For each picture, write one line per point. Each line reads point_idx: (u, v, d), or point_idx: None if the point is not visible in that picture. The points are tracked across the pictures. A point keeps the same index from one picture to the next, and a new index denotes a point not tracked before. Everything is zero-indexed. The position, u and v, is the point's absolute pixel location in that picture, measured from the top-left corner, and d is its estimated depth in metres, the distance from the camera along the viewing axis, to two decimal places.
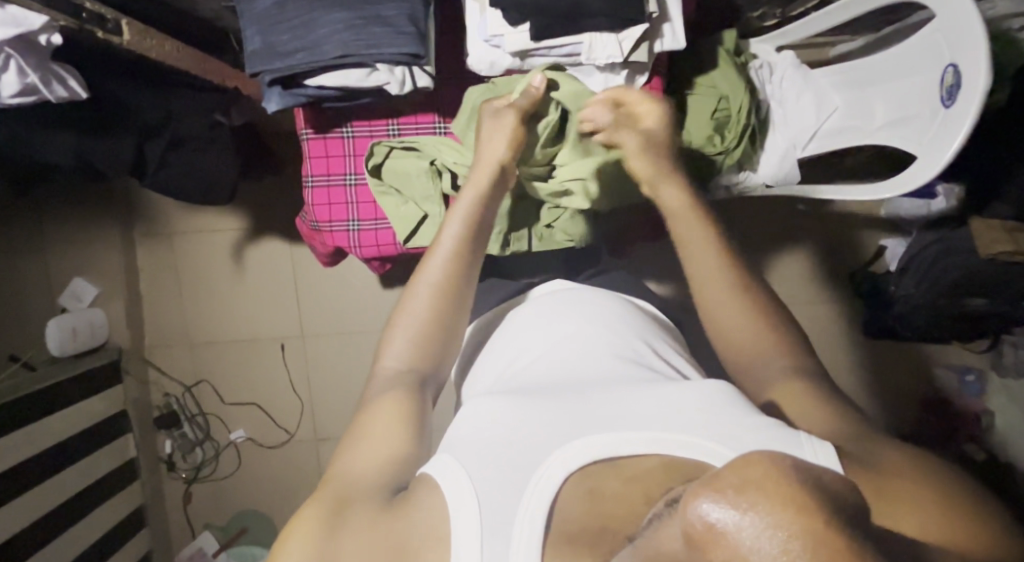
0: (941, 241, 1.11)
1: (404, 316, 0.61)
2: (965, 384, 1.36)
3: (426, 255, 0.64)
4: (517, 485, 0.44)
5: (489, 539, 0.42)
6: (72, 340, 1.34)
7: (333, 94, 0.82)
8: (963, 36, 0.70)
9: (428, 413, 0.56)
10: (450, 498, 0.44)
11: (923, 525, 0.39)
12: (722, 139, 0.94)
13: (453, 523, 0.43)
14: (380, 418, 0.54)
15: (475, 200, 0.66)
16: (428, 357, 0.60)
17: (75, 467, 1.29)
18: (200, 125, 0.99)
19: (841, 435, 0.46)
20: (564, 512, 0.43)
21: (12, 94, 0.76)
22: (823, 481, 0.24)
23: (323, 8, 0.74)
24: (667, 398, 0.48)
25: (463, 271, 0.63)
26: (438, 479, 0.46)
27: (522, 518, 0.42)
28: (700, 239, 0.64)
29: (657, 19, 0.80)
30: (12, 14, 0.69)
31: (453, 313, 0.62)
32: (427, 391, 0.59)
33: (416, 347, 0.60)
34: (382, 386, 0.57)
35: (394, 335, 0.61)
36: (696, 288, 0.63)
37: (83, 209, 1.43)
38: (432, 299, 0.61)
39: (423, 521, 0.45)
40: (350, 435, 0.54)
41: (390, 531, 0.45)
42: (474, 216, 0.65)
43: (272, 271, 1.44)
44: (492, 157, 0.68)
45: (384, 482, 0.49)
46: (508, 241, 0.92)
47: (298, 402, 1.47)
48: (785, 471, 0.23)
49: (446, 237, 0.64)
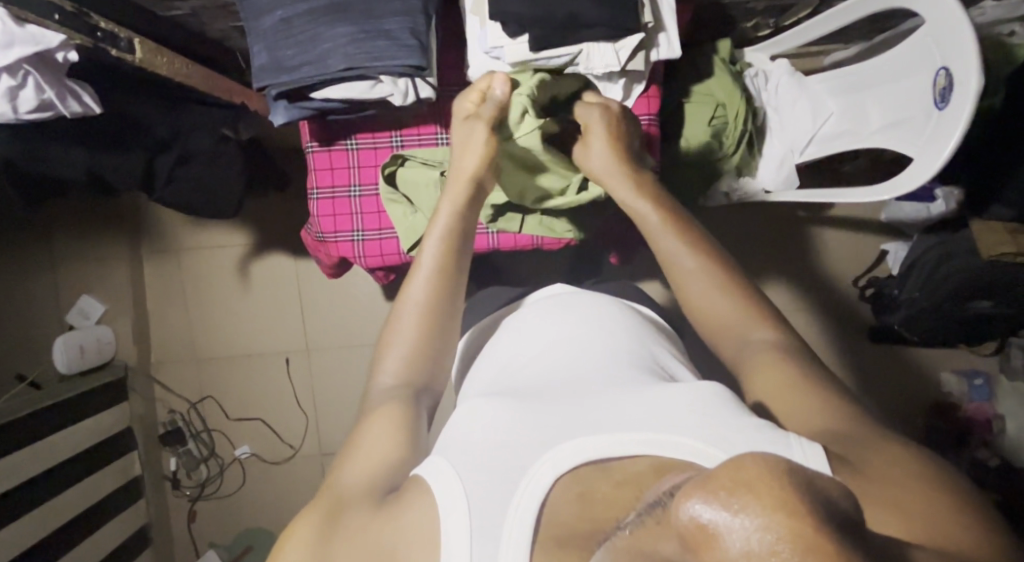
0: (939, 246, 1.12)
1: (396, 332, 0.61)
2: (972, 388, 1.33)
3: (409, 268, 0.64)
4: (504, 488, 0.43)
5: (478, 543, 0.41)
6: (79, 357, 1.35)
7: (338, 106, 0.84)
8: (950, 41, 0.72)
9: (423, 426, 0.56)
10: (438, 501, 0.44)
11: (925, 523, 0.38)
12: (719, 146, 0.96)
13: (443, 523, 0.42)
14: (370, 432, 0.53)
15: (455, 212, 0.66)
16: (417, 371, 0.60)
17: (79, 486, 1.28)
18: (208, 139, 1.03)
19: (846, 440, 0.45)
20: (554, 514, 0.42)
21: (29, 110, 0.79)
22: (814, 483, 0.25)
23: (327, 23, 0.77)
24: (658, 402, 0.48)
25: (448, 285, 0.63)
26: (429, 481, 0.46)
27: (510, 519, 0.41)
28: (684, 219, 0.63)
29: (654, 28, 0.82)
30: (32, 32, 0.73)
31: (442, 324, 0.62)
32: (420, 403, 0.58)
33: (406, 359, 0.60)
34: (374, 401, 0.57)
35: (384, 353, 0.61)
36: (673, 273, 0.64)
37: (91, 227, 1.45)
38: (420, 312, 0.61)
39: (412, 522, 0.44)
40: (344, 450, 0.53)
41: (381, 535, 0.44)
42: (454, 226, 0.65)
43: (278, 285, 1.45)
44: (464, 174, 0.67)
45: (375, 485, 0.49)
46: (497, 215, 0.89)
47: (304, 417, 1.47)
48: (776, 472, 0.24)
49: (428, 251, 0.64)
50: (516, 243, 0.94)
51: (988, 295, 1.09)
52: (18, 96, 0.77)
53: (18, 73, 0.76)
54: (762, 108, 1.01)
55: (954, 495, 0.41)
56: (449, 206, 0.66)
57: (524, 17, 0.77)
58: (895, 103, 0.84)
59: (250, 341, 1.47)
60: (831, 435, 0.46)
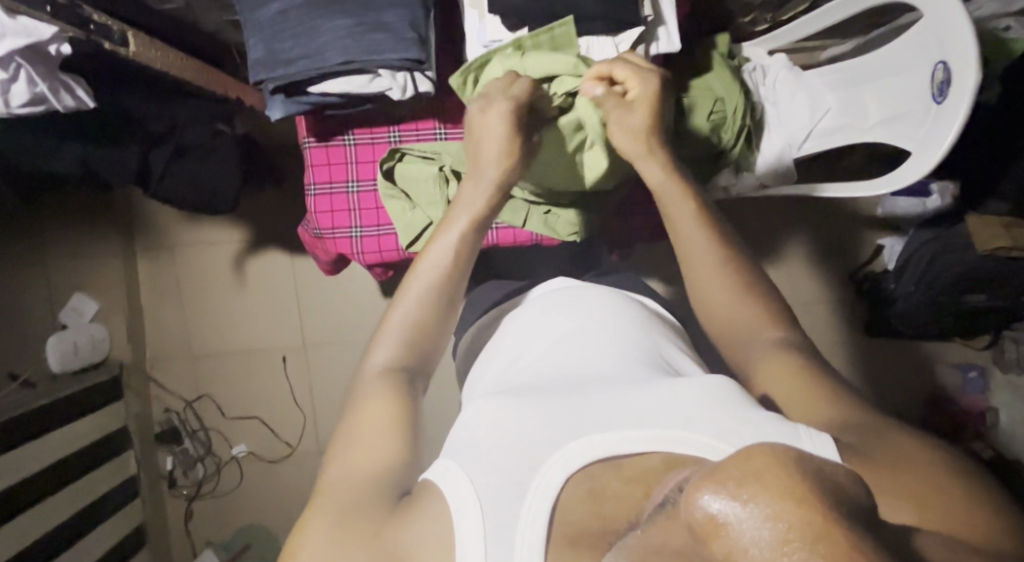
0: (936, 239, 1.12)
1: (394, 322, 0.60)
2: (968, 381, 1.35)
3: (414, 261, 0.62)
4: (515, 487, 0.43)
5: (491, 546, 0.41)
6: (73, 354, 1.34)
7: (337, 100, 0.84)
8: (949, 35, 0.71)
9: (419, 410, 0.56)
10: (450, 504, 0.44)
11: (932, 514, 0.38)
12: (718, 139, 0.94)
13: (456, 529, 0.42)
14: (368, 426, 0.52)
15: (479, 213, 0.63)
16: (415, 354, 0.59)
17: (75, 486, 1.27)
18: (206, 137, 1.03)
19: (851, 432, 0.45)
20: (566, 513, 0.42)
21: (20, 104, 0.78)
22: (823, 472, 0.25)
23: (324, 15, 0.76)
24: (666, 399, 0.48)
25: (453, 286, 0.61)
26: (439, 483, 0.46)
27: (524, 520, 0.41)
28: (689, 213, 0.63)
29: (653, 22, 0.82)
30: (23, 25, 0.72)
31: (439, 321, 0.61)
32: (416, 389, 0.57)
33: (400, 349, 0.58)
34: (371, 381, 0.56)
35: (378, 341, 0.59)
36: (690, 265, 0.62)
37: (83, 224, 1.44)
38: (421, 311, 0.60)
39: (425, 526, 0.43)
40: (340, 442, 0.52)
41: (390, 534, 0.44)
42: (475, 225, 0.63)
43: (272, 282, 1.44)
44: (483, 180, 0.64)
45: (382, 485, 0.48)
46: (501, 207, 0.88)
47: (301, 415, 1.46)
48: (785, 462, 0.24)
49: (439, 248, 0.62)
50: (514, 238, 0.97)
51: (984, 288, 1.10)
52: (11, 89, 0.77)
53: (10, 66, 0.74)
54: (760, 103, 1.00)
55: (959, 482, 0.41)
56: (469, 207, 0.63)
57: (522, 10, 0.76)
58: (893, 97, 0.84)
59: (245, 339, 1.47)
60: (834, 427, 0.46)
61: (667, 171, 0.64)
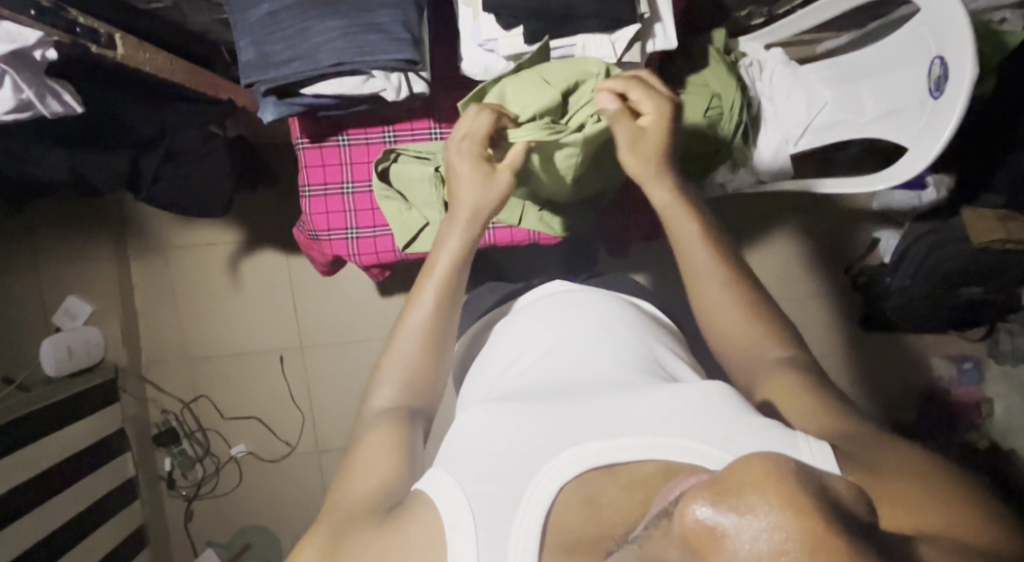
0: (930, 233, 1.11)
1: (394, 356, 0.60)
2: (963, 372, 1.37)
3: (417, 280, 0.63)
4: (510, 497, 0.43)
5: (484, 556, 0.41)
6: (68, 359, 1.33)
7: (330, 102, 0.83)
8: (948, 30, 0.71)
9: (418, 439, 0.55)
10: (443, 514, 0.43)
11: (931, 520, 0.38)
12: (716, 136, 0.94)
13: (449, 539, 0.42)
14: (370, 449, 0.53)
15: (467, 239, 0.64)
16: (417, 393, 0.59)
17: (72, 489, 1.27)
18: (196, 139, 1.01)
19: (851, 440, 0.45)
20: (560, 521, 0.42)
21: (6, 110, 0.76)
22: (826, 488, 0.24)
23: (316, 16, 0.75)
24: (661, 405, 0.47)
25: (449, 299, 0.62)
26: (433, 492, 0.45)
27: (518, 530, 0.41)
28: (693, 233, 0.63)
29: (649, 19, 0.81)
30: (6, 31, 0.71)
31: (440, 339, 0.61)
32: (417, 424, 0.57)
33: (404, 390, 0.58)
34: (369, 423, 0.56)
35: (384, 374, 0.60)
36: (690, 277, 0.63)
37: (74, 227, 1.42)
38: (422, 334, 0.60)
39: (419, 535, 0.43)
40: (345, 467, 0.53)
41: (385, 546, 0.44)
42: (463, 251, 0.63)
43: (268, 282, 1.43)
44: (466, 210, 0.64)
45: (378, 500, 0.48)
46: None
47: (299, 414, 1.46)
48: (785, 475, 0.24)
49: (436, 270, 0.63)
50: (512, 237, 0.96)
51: (978, 281, 1.11)
52: None
53: None
54: (755, 99, 1.00)
55: (958, 488, 0.41)
56: (458, 229, 0.64)
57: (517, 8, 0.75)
58: (890, 93, 0.83)
59: (241, 340, 1.46)
60: (834, 435, 0.46)
61: (675, 194, 0.65)
